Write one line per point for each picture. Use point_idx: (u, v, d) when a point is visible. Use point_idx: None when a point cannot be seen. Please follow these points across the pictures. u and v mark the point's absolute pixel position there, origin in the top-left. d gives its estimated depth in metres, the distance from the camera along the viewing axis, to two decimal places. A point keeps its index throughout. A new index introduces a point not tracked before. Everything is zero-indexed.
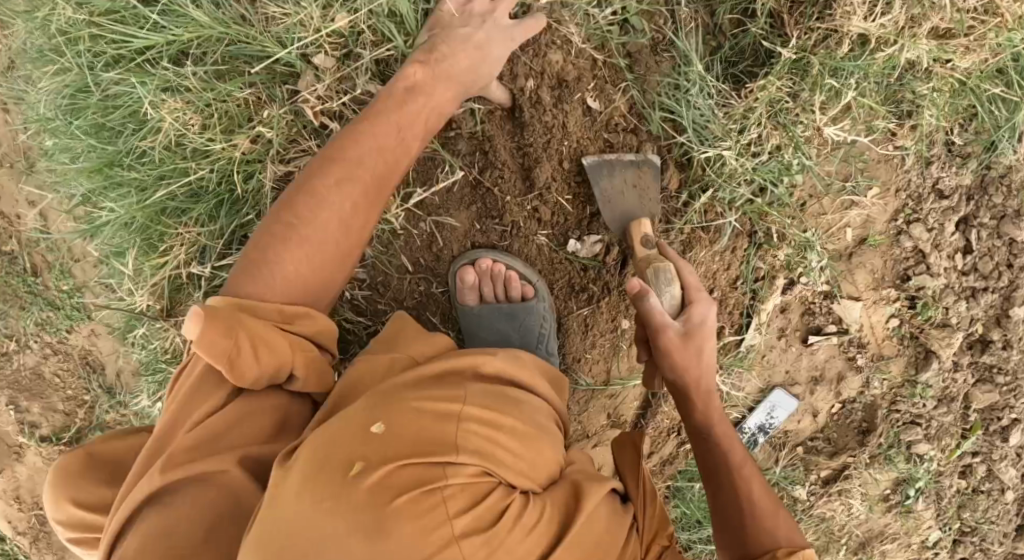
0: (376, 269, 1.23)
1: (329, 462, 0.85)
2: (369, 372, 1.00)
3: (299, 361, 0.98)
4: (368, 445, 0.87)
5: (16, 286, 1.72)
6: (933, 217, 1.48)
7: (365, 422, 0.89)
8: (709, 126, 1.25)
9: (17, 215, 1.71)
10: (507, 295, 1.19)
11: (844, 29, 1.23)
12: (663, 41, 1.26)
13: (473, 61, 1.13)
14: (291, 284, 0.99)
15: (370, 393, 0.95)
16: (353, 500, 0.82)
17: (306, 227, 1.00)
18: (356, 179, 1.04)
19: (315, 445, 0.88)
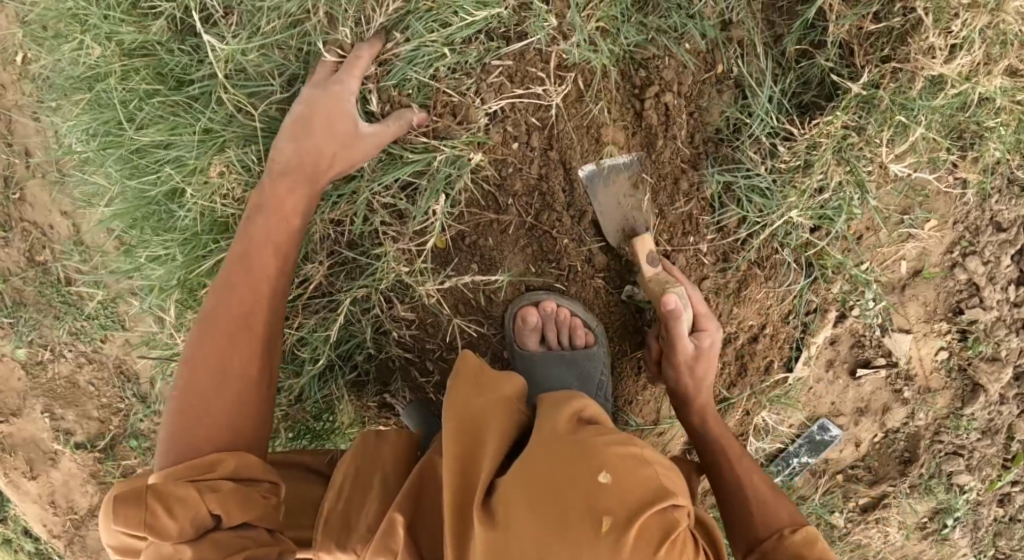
0: (426, 310, 1.21)
1: (571, 520, 0.77)
2: (491, 412, 0.89)
3: (228, 500, 0.90)
4: (603, 498, 0.78)
5: (51, 297, 1.71)
6: (989, 250, 1.44)
7: (584, 472, 0.80)
8: (773, 160, 1.21)
9: (49, 225, 1.69)
10: (570, 341, 1.17)
11: (919, 67, 1.17)
12: (727, 73, 1.20)
13: (325, 125, 1.10)
14: (192, 443, 0.94)
15: (539, 440, 0.84)
16: (622, 557, 0.76)
17: (188, 390, 0.97)
18: (227, 321, 1.01)
19: (524, 500, 0.79)
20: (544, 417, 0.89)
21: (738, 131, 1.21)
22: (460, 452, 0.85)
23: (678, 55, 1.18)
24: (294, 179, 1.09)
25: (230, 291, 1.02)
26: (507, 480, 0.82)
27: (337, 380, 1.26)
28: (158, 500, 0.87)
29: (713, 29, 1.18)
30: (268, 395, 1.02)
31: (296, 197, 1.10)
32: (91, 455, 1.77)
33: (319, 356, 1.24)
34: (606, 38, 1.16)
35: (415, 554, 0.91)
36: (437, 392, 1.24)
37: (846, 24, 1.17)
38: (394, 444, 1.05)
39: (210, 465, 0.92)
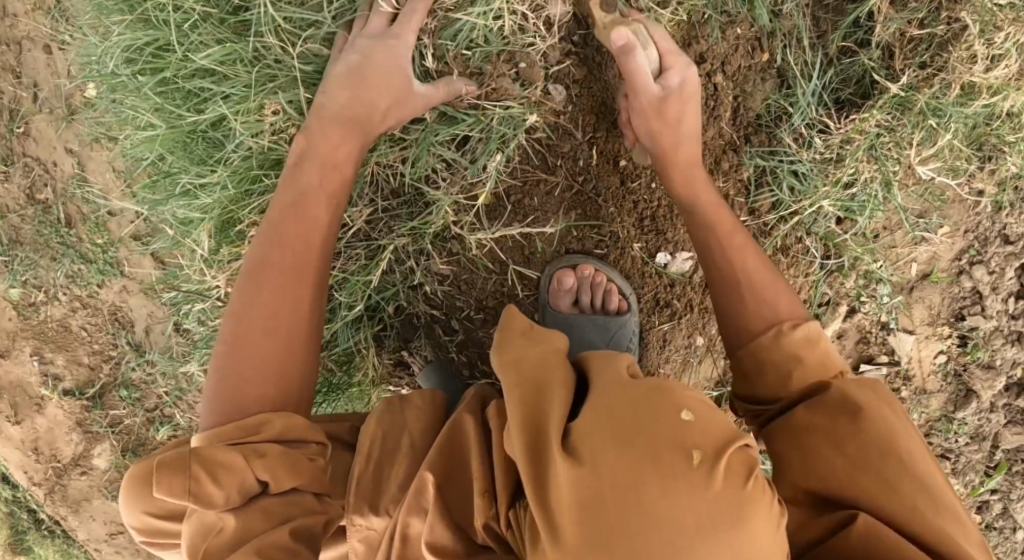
0: (462, 266, 1.22)
1: (663, 452, 0.76)
2: (547, 358, 0.89)
3: (275, 465, 0.92)
4: (689, 435, 0.78)
5: (49, 236, 1.66)
6: (995, 260, 1.48)
7: (666, 410, 0.79)
8: (807, 150, 1.25)
9: (53, 162, 1.64)
10: (604, 306, 1.19)
11: (956, 75, 1.20)
12: (772, 64, 1.23)
13: (377, 90, 1.08)
14: (242, 407, 0.96)
15: (605, 387, 0.84)
16: (714, 488, 0.75)
17: (234, 348, 0.99)
18: (277, 277, 1.02)
19: (609, 439, 0.78)
20: (601, 363, 0.88)
21: (779, 120, 1.25)
22: (526, 400, 0.84)
23: (738, 40, 1.21)
24: (343, 134, 1.09)
25: (278, 251, 1.03)
26: (582, 421, 0.81)
27: (365, 328, 1.28)
28: (202, 468, 0.90)
29: (768, 15, 1.19)
30: (313, 348, 1.04)
31: (346, 149, 1.10)
32: (78, 402, 1.73)
33: (354, 305, 1.24)
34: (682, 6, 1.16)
35: (446, 516, 0.95)
36: (459, 352, 1.26)
37: (893, 26, 1.20)
38: (418, 405, 1.09)
39: (256, 428, 0.94)
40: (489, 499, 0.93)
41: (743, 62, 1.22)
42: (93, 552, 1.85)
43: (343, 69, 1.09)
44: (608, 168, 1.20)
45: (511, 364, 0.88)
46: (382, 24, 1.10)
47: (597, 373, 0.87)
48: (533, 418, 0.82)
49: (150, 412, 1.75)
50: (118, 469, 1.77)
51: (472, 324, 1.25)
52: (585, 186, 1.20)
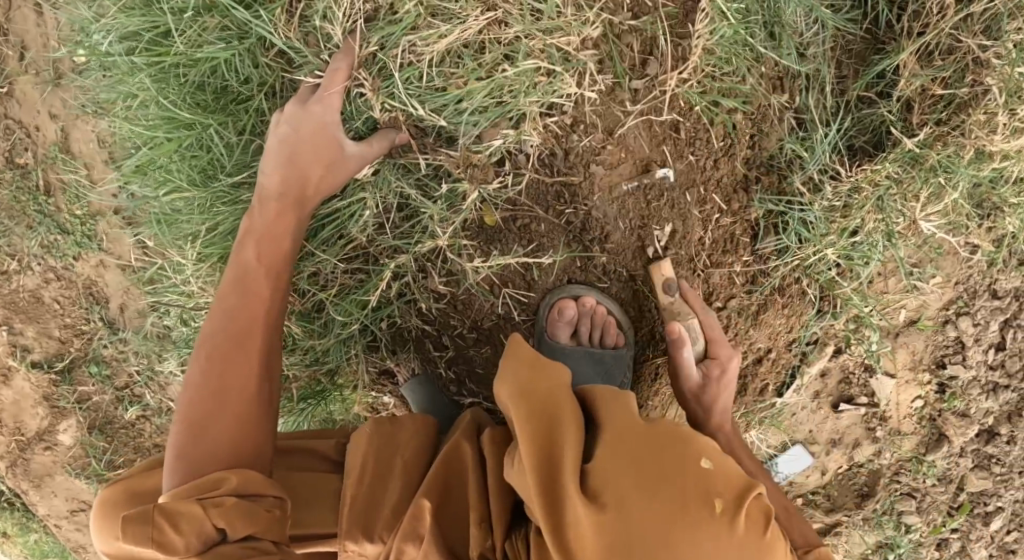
0: (462, 287, 1.22)
1: (689, 499, 0.77)
2: (558, 397, 0.87)
3: (236, 512, 0.89)
4: (710, 480, 0.79)
5: (26, 203, 1.59)
6: (982, 313, 1.50)
7: (689, 454, 0.80)
8: (817, 194, 1.24)
9: (35, 127, 1.57)
10: (601, 339, 1.17)
11: (971, 138, 1.21)
12: (791, 106, 1.23)
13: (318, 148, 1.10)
14: (200, 464, 0.94)
15: (622, 427, 0.84)
16: (736, 532, 0.77)
17: (190, 411, 0.98)
18: (227, 334, 1.02)
19: (635, 484, 0.78)
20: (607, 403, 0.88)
21: (791, 164, 1.24)
22: (540, 440, 0.83)
23: (764, 79, 1.20)
24: (309, 167, 1.10)
25: (230, 311, 1.03)
26: (601, 464, 0.81)
27: (358, 343, 1.26)
28: (164, 517, 0.88)
29: (794, 55, 1.18)
30: (269, 416, 1.01)
31: (312, 184, 1.11)
32: (46, 375, 1.68)
33: (349, 321, 1.24)
34: (702, 58, 1.16)
35: (443, 542, 0.98)
36: (449, 367, 1.26)
37: (917, 82, 1.21)
38: (411, 427, 1.13)
39: (214, 481, 0.92)
40: (486, 529, 0.98)
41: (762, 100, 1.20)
42: (50, 529, 1.80)
43: (290, 126, 1.10)
44: (611, 202, 1.20)
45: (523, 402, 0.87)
46: (337, 75, 1.11)
47: (607, 413, 0.87)
48: (549, 458, 0.82)
49: (119, 391, 1.70)
50: (83, 445, 1.72)
51: (464, 341, 1.25)
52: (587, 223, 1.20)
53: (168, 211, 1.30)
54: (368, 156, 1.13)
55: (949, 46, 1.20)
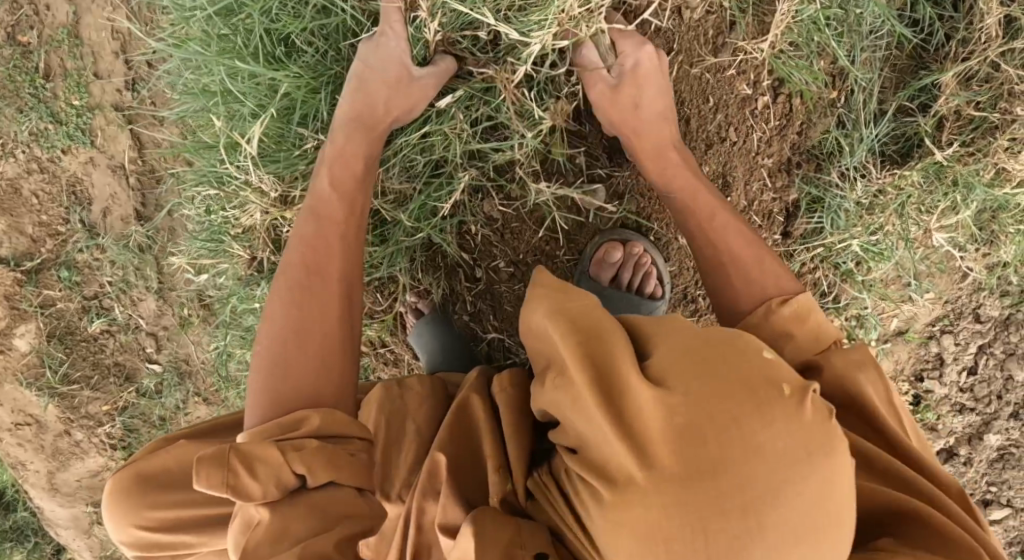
0: (517, 215, 1.22)
1: (755, 380, 0.76)
2: (590, 306, 0.87)
3: (313, 455, 0.87)
4: (777, 368, 0.78)
5: (20, 84, 1.48)
6: (964, 334, 1.58)
7: (750, 349, 0.80)
8: (854, 182, 1.28)
9: (46, 4, 1.47)
10: (640, 287, 1.19)
11: (993, 158, 1.25)
12: (832, 102, 1.26)
13: (399, 78, 1.07)
14: (284, 401, 0.93)
15: (673, 334, 0.83)
16: (805, 413, 0.75)
17: (265, 362, 0.96)
18: (303, 259, 1.02)
19: (698, 370, 0.77)
20: (653, 320, 0.88)
21: (831, 156, 1.29)
22: (583, 340, 0.82)
23: (830, 73, 1.25)
24: (383, 93, 1.08)
25: (303, 257, 1.02)
26: (660, 358, 0.80)
27: (410, 257, 1.26)
28: (240, 461, 0.85)
29: (849, 57, 1.22)
30: (354, 358, 1.00)
31: (388, 111, 1.09)
32: (11, 273, 1.56)
33: (415, 237, 1.23)
34: (781, 35, 1.20)
35: (458, 487, 0.96)
36: (474, 300, 1.28)
37: (955, 101, 1.24)
38: (416, 391, 1.13)
39: (295, 424, 0.90)
40: (503, 476, 0.96)
41: (819, 91, 1.24)
42: None
43: (365, 69, 1.07)
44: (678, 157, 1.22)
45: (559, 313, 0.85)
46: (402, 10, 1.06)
47: (651, 327, 0.87)
48: (599, 358, 0.80)
49: (87, 301, 1.59)
50: (38, 355, 1.60)
51: (498, 275, 1.26)
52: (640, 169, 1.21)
53: (212, 100, 1.22)
54: (444, 72, 1.10)
55: (987, 74, 1.23)
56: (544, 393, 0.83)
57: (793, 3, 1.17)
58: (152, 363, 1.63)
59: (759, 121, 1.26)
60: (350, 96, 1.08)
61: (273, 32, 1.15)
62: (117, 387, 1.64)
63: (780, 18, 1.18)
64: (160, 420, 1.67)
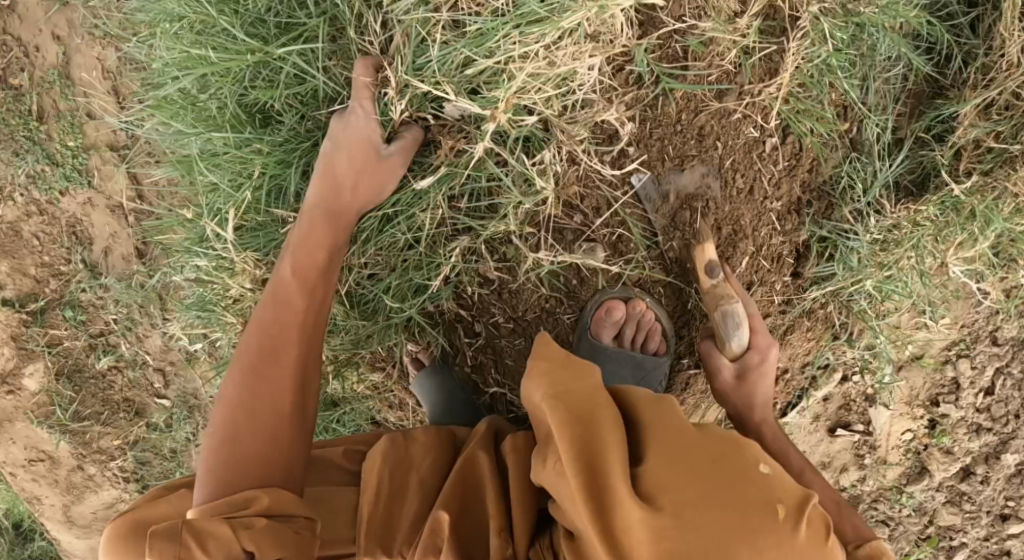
0: (518, 275, 1.21)
1: (752, 503, 0.77)
2: (594, 390, 0.87)
3: (258, 529, 0.87)
4: (770, 487, 0.80)
5: (15, 127, 1.47)
6: (980, 357, 1.54)
7: (746, 465, 0.81)
8: (868, 218, 1.23)
9: (35, 45, 1.45)
10: (644, 344, 1.17)
11: (1013, 190, 1.20)
12: (846, 136, 1.21)
13: (365, 155, 1.09)
14: (233, 483, 0.93)
15: (667, 436, 0.84)
16: (798, 540, 0.77)
17: (217, 442, 0.96)
18: (262, 345, 1.01)
19: (690, 487, 0.78)
20: (652, 405, 0.89)
21: (842, 193, 1.23)
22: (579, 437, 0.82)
23: (840, 105, 1.20)
24: (352, 162, 1.09)
25: (263, 333, 1.02)
26: (652, 466, 0.81)
27: (401, 323, 1.24)
28: (192, 536, 0.84)
29: (858, 90, 1.18)
30: (304, 438, 1.00)
31: (362, 181, 1.09)
32: (17, 314, 1.56)
33: (404, 309, 1.22)
34: (791, 75, 1.16)
35: (460, 552, 0.91)
36: (474, 355, 1.26)
37: (974, 132, 1.18)
38: (422, 441, 1.06)
39: (236, 528, 0.87)
40: (505, 539, 0.91)
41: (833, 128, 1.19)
42: (4, 476, 1.69)
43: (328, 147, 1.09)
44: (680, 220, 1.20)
45: (558, 399, 0.86)
46: (361, 85, 1.09)
47: (647, 419, 0.88)
48: (592, 452, 0.81)
49: (93, 339, 1.59)
50: (49, 393, 1.62)
51: (497, 330, 1.24)
52: (633, 229, 1.20)
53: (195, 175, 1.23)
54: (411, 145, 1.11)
55: (1007, 102, 1.17)
56: (540, 472, 0.85)
57: (802, 43, 1.14)
58: (162, 398, 1.64)
59: (770, 162, 1.21)
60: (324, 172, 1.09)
61: (248, 106, 1.17)
62: (127, 422, 1.65)
63: (790, 59, 1.14)
64: (171, 452, 1.67)
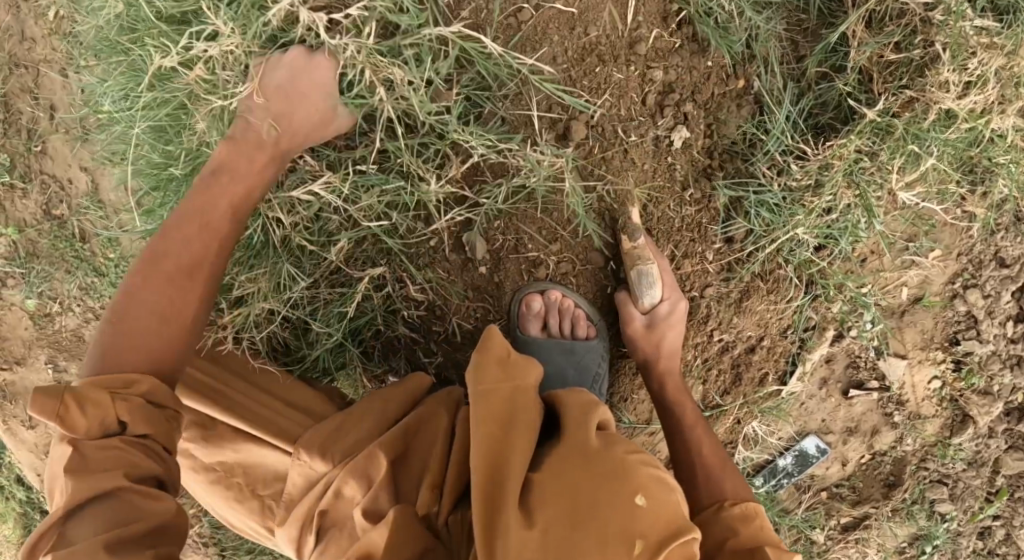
0: (437, 293, 1.29)
1: (610, 537, 0.80)
2: (515, 391, 0.93)
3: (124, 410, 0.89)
4: (639, 521, 0.82)
5: (64, 251, 1.72)
6: (991, 284, 1.40)
7: (627, 491, 0.83)
8: (792, 170, 1.25)
9: (69, 179, 1.69)
10: (572, 332, 1.28)
11: (935, 100, 1.20)
12: (749, 90, 1.26)
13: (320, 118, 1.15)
14: (123, 356, 0.95)
15: (565, 454, 0.87)
16: None
17: (127, 304, 0.99)
18: (171, 267, 1.02)
19: (562, 511, 0.82)
20: (576, 418, 0.91)
21: (753, 147, 1.27)
22: (485, 443, 0.88)
23: (742, 58, 1.25)
24: (233, 150, 1.11)
25: (194, 254, 1.04)
26: (540, 480, 0.85)
27: (350, 350, 1.34)
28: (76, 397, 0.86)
29: (742, 43, 1.23)
30: (193, 278, 1.03)
31: (254, 161, 1.12)
32: None
33: (332, 334, 1.31)
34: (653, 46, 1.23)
35: (391, 486, 0.99)
36: (437, 373, 1.35)
37: (868, 50, 1.20)
38: (398, 391, 1.16)
39: (137, 439, 0.89)
40: (435, 494, 0.97)
41: (731, 89, 1.26)
42: None
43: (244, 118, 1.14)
44: (586, 207, 1.25)
45: (481, 396, 0.91)
46: (298, 61, 1.13)
47: (564, 431, 0.91)
48: (495, 461, 0.87)
49: None
50: None
51: (451, 345, 1.33)
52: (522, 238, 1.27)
53: None
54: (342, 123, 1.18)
55: (899, 9, 1.19)
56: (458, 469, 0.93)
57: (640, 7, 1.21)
58: None
59: (673, 135, 1.26)
60: (217, 175, 1.10)
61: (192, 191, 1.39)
62: None
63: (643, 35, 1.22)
64: None
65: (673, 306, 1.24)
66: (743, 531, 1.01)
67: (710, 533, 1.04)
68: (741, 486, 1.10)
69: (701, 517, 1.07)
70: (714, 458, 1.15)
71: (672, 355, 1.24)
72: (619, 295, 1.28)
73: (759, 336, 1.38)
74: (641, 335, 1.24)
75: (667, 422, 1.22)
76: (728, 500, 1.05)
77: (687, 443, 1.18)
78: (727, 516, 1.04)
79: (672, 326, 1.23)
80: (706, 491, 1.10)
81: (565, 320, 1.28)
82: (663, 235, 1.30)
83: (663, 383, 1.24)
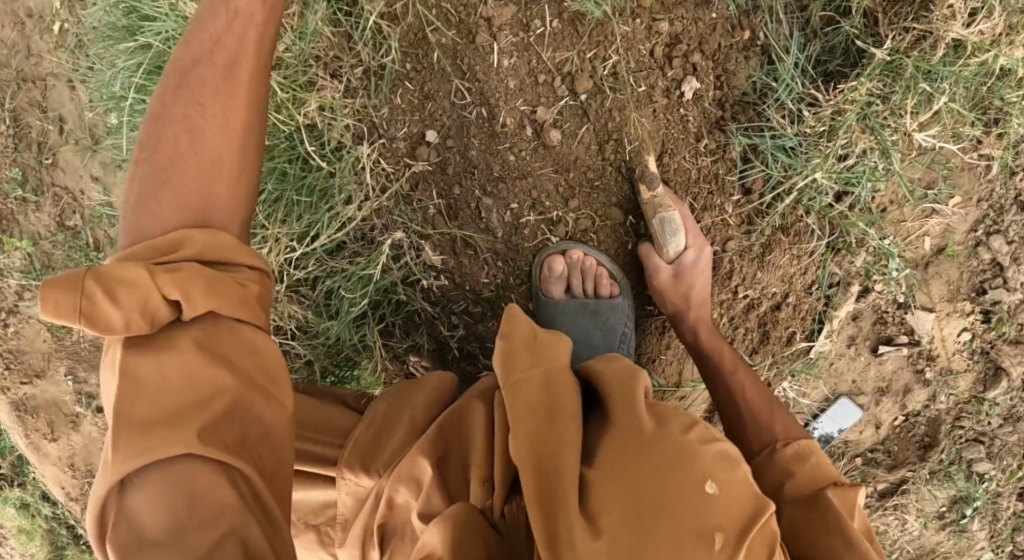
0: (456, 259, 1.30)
1: (684, 529, 0.74)
2: (552, 381, 0.85)
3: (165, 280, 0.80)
4: (711, 509, 0.76)
5: (79, 261, 1.71)
6: (1015, 228, 1.36)
7: (692, 477, 0.77)
8: (805, 117, 1.25)
9: (81, 189, 1.69)
10: (596, 292, 1.27)
11: (942, 32, 1.20)
12: (755, 41, 1.26)
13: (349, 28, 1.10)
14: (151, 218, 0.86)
15: (618, 443, 0.80)
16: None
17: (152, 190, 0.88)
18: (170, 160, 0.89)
19: (625, 506, 0.76)
20: (622, 400, 0.84)
21: (764, 97, 1.27)
22: (529, 446, 0.81)
23: (746, 10, 1.24)
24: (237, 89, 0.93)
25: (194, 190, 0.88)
26: (597, 475, 0.78)
27: (370, 323, 1.34)
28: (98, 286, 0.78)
29: None
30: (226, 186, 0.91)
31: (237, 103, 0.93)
32: None
33: (355, 303, 1.31)
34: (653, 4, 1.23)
35: (442, 483, 0.93)
36: (459, 346, 1.34)
37: None
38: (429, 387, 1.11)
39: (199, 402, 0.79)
40: (487, 487, 0.91)
41: (737, 38, 1.25)
42: None
43: None
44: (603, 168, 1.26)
45: (516, 391, 0.84)
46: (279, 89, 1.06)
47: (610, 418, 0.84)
48: (541, 462, 0.79)
49: None
50: None
51: (472, 318, 1.33)
52: (538, 201, 1.26)
53: None
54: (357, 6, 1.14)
55: None
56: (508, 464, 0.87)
57: None
58: None
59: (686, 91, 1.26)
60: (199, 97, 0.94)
61: None
62: None
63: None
64: None
65: (699, 254, 1.24)
66: (802, 469, 1.00)
67: (769, 477, 1.02)
68: (792, 425, 1.09)
69: (754, 461, 1.06)
70: (761, 401, 1.14)
71: (701, 304, 1.24)
72: (642, 248, 1.27)
73: (783, 292, 1.36)
74: (668, 285, 1.24)
75: (710, 376, 1.20)
76: (782, 444, 1.04)
77: (733, 392, 1.16)
78: (781, 458, 1.03)
79: (699, 272, 1.24)
80: (756, 435, 1.09)
81: (590, 281, 1.27)
82: (681, 188, 1.30)
83: (699, 334, 1.23)
